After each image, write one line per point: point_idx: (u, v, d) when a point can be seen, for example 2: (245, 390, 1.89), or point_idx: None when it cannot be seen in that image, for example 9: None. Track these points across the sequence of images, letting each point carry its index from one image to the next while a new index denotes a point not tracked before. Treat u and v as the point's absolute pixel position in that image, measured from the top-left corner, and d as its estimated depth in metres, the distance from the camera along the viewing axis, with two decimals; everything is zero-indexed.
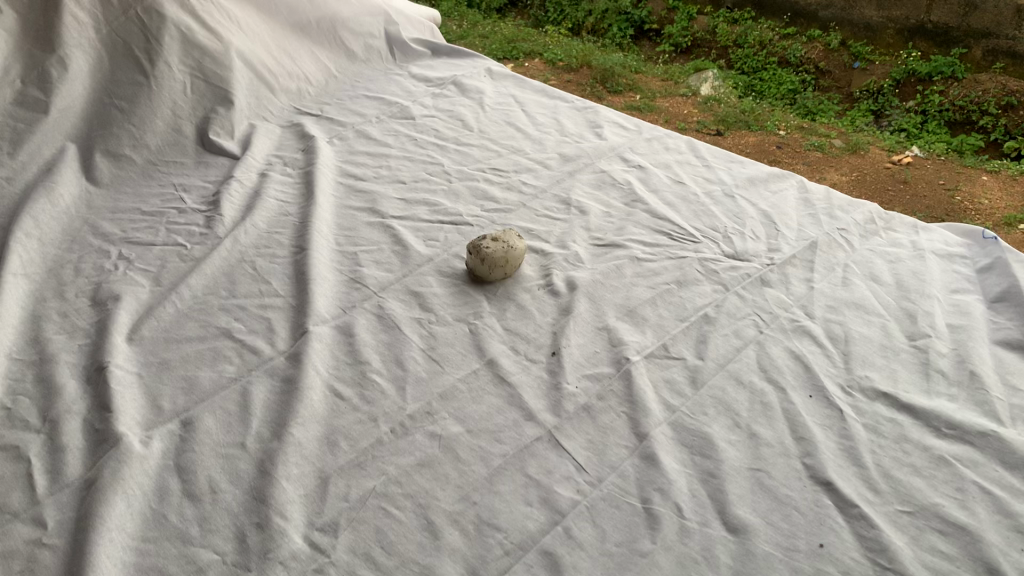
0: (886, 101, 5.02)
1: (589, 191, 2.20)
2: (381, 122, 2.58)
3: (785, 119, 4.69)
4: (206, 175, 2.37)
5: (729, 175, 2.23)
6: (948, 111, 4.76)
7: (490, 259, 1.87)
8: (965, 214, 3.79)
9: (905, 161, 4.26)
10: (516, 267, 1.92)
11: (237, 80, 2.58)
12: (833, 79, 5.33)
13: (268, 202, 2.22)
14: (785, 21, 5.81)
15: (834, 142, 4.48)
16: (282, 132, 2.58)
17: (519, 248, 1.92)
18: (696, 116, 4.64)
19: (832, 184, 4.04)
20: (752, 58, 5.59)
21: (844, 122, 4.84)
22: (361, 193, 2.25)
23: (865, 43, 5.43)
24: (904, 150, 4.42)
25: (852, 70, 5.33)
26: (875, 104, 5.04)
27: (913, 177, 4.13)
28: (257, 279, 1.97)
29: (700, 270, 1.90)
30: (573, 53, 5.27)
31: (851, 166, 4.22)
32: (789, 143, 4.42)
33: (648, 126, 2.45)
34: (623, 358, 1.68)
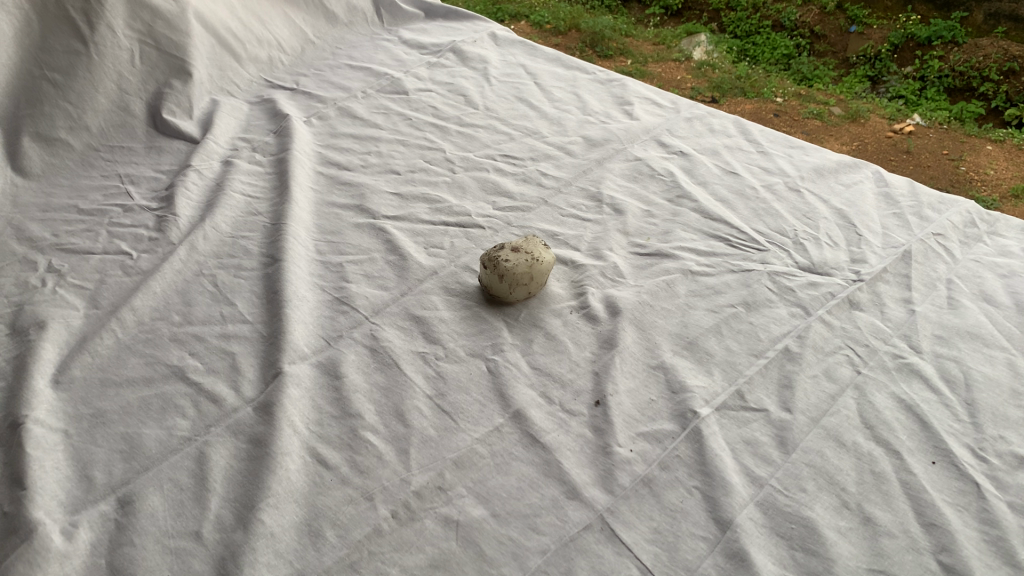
0: (883, 69, 4.09)
1: (623, 184, 1.81)
2: (367, 97, 2.17)
3: (782, 84, 4.07)
4: (158, 163, 1.97)
5: (790, 164, 1.85)
6: (948, 78, 3.90)
7: (511, 275, 1.49)
8: (968, 188, 3.29)
9: (908, 129, 3.67)
10: (542, 286, 1.54)
11: (196, 48, 2.16)
12: (829, 43, 4.32)
13: (233, 197, 1.82)
14: None
15: (832, 109, 3.86)
16: (250, 109, 2.17)
17: (547, 261, 1.54)
18: (691, 82, 4.13)
19: None
20: (744, 22, 4.59)
21: (838, 94, 4.00)
22: (347, 185, 1.86)
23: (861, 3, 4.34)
24: (905, 117, 3.77)
25: (848, 35, 4.28)
26: (871, 71, 4.10)
27: (916, 147, 3.57)
28: (219, 299, 1.58)
29: (772, 288, 1.53)
30: (562, 15, 4.80)
31: (850, 136, 3.65)
32: (786, 110, 3.84)
33: (687, 104, 2.07)
34: (689, 411, 1.31)
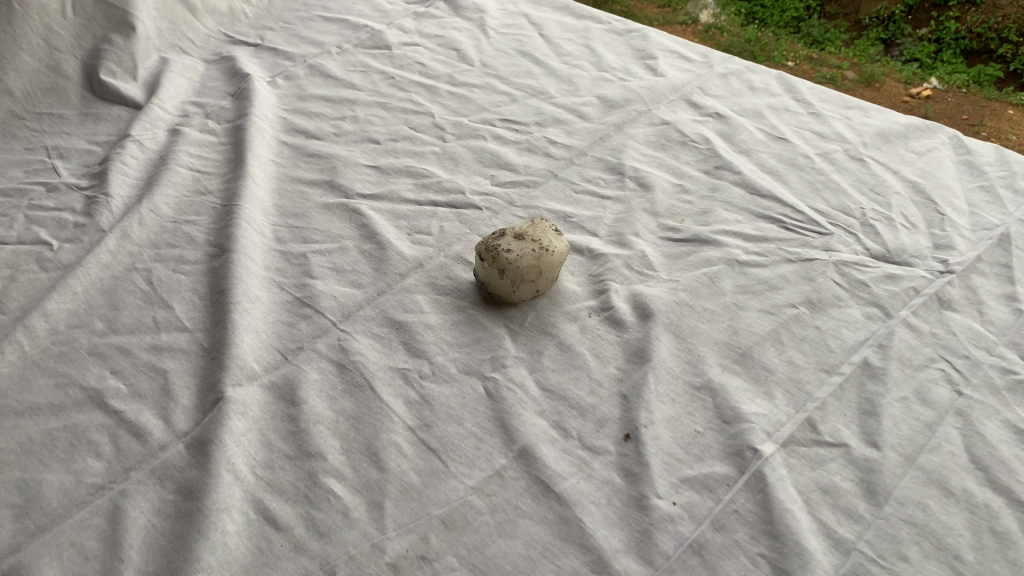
0: (896, 31, 3.36)
1: (648, 153, 1.50)
2: (342, 53, 1.85)
3: (792, 46, 3.36)
4: (93, 133, 1.65)
5: (851, 127, 1.53)
6: (965, 40, 3.19)
7: (515, 271, 1.19)
8: None
9: (925, 92, 2.98)
10: (552, 282, 1.24)
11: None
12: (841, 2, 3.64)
13: (179, 173, 1.51)
14: None
15: (845, 72, 3.18)
16: (206, 69, 1.84)
17: (561, 253, 1.23)
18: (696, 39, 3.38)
19: None
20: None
21: (850, 58, 3.28)
22: (317, 156, 1.55)
23: None
24: (921, 82, 3.06)
25: None
26: (884, 34, 3.38)
27: (936, 115, 2.87)
28: (153, 301, 1.28)
29: (840, 282, 1.23)
30: None
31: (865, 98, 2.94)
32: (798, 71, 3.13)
33: (720, 57, 1.75)
34: (748, 449, 1.01)
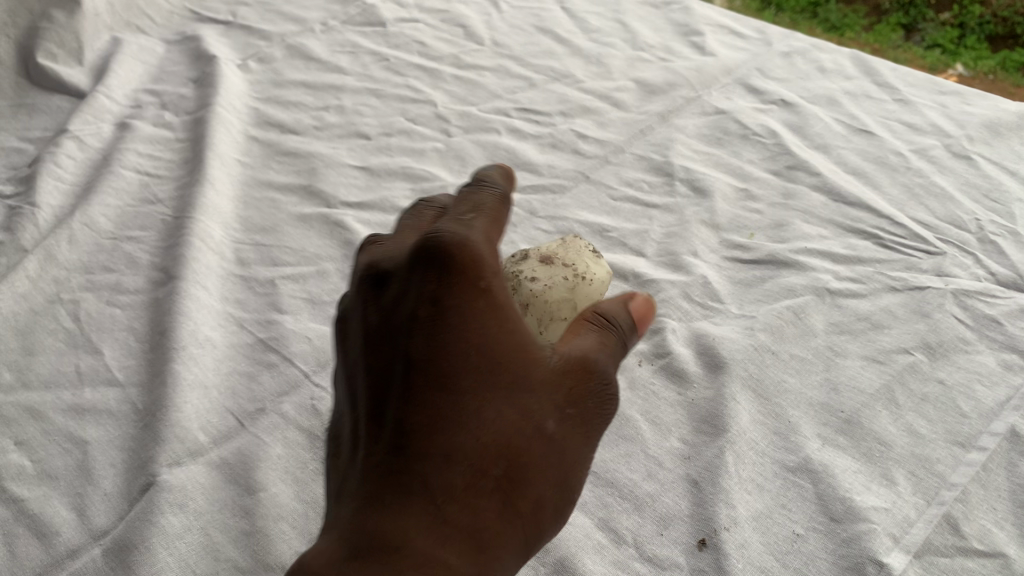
0: (919, 15, 2.70)
1: (702, 151, 1.22)
2: (328, 31, 1.56)
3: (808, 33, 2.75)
4: (27, 128, 1.37)
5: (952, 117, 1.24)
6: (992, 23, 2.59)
7: (544, 302, 0.90)
8: None
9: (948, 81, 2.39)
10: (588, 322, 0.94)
11: None
12: None
13: (124, 177, 1.23)
14: None
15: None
16: (166, 50, 1.56)
17: (600, 282, 0.94)
18: None
19: None
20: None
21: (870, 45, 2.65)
22: (294, 155, 1.27)
23: None
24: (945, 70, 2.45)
25: None
26: (905, 18, 2.72)
27: None
28: (79, 344, 1.00)
29: (963, 319, 0.95)
30: None
31: None
32: None
33: (780, 33, 1.46)
34: (872, 563, 0.73)
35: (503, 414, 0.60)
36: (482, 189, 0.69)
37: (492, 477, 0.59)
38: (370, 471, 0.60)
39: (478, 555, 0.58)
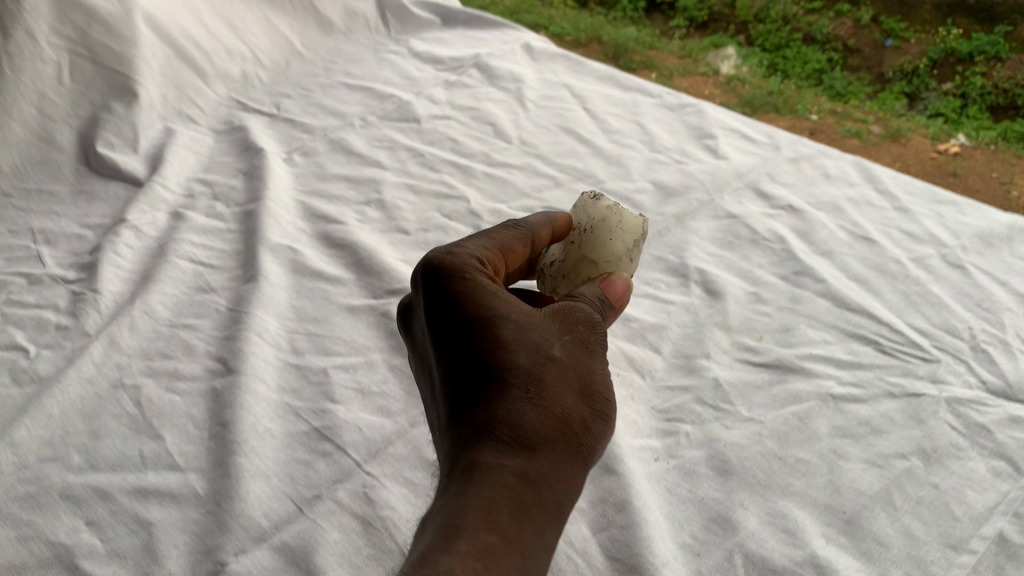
0: (920, 86, 3.24)
1: (716, 253, 1.32)
2: (367, 126, 1.69)
3: (817, 98, 3.20)
4: (86, 214, 1.48)
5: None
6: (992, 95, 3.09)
7: (559, 270, 1.01)
8: None
9: (952, 150, 2.79)
10: (613, 258, 0.99)
11: (147, 62, 1.65)
12: (863, 58, 3.45)
13: (179, 266, 1.33)
14: None
15: (869, 128, 2.96)
16: (215, 140, 1.67)
17: (601, 225, 1.00)
18: (717, 98, 3.10)
19: None
20: (774, 34, 3.64)
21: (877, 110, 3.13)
22: (338, 246, 1.38)
23: (898, 17, 3.49)
24: (949, 137, 2.90)
25: (884, 50, 3.43)
26: (908, 88, 3.25)
27: (964, 172, 2.69)
28: (142, 428, 1.09)
29: (956, 426, 1.03)
30: (579, 23, 3.75)
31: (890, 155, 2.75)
32: (819, 129, 2.90)
33: (788, 139, 1.57)
34: None
35: (519, 348, 0.78)
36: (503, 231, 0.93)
37: (526, 398, 0.76)
38: (443, 431, 0.80)
39: (535, 457, 0.74)
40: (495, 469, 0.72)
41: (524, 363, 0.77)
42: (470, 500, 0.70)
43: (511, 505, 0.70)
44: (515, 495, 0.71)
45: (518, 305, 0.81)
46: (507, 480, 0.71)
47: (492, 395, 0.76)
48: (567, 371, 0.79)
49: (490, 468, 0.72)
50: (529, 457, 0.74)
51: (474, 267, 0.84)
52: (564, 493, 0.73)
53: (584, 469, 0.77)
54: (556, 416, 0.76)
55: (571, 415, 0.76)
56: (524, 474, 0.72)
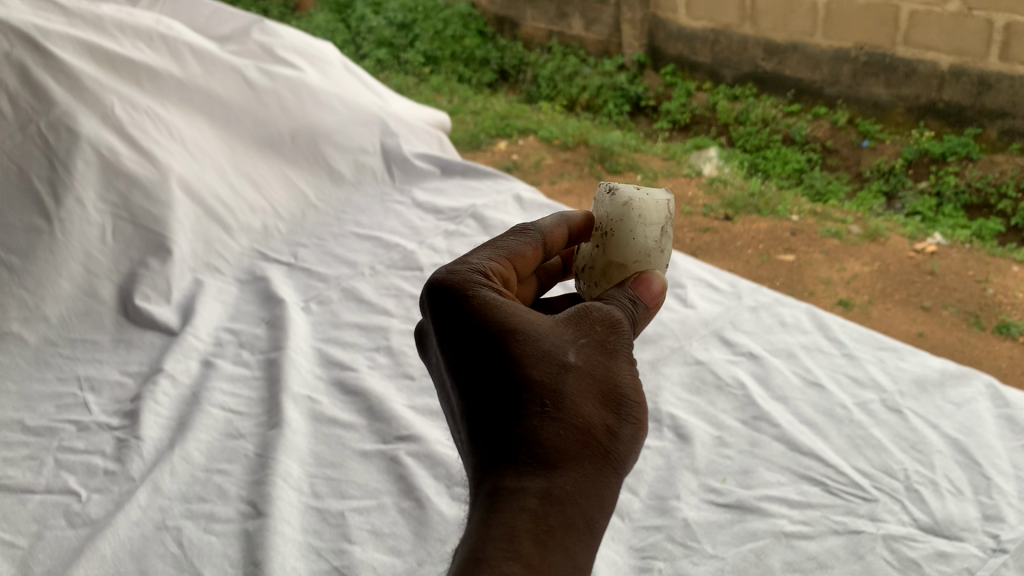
0: (897, 185, 3.62)
1: (686, 398, 1.50)
2: (375, 275, 1.89)
3: (797, 200, 3.48)
4: (125, 362, 1.65)
5: (875, 292, 2.81)
6: (966, 193, 3.44)
7: (595, 274, 1.22)
8: (1001, 307, 2.72)
9: (929, 249, 3.08)
10: (640, 255, 1.18)
11: (180, 221, 1.85)
12: (841, 158, 3.85)
13: (211, 413, 1.51)
14: (788, 98, 4.13)
15: (849, 227, 3.23)
16: (239, 290, 1.86)
17: (621, 222, 1.19)
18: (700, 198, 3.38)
19: (853, 276, 2.89)
20: (754, 136, 4.05)
21: (855, 211, 3.42)
22: (353, 392, 1.55)
23: (872, 118, 3.86)
24: (925, 236, 3.21)
25: (861, 150, 3.82)
26: (886, 187, 3.63)
27: (941, 269, 2.96)
28: (184, 568, 1.24)
29: (891, 561, 1.20)
30: (569, 128, 4.02)
31: (871, 254, 3.03)
32: (800, 230, 3.17)
33: (749, 288, 1.77)
34: None
35: (534, 366, 0.90)
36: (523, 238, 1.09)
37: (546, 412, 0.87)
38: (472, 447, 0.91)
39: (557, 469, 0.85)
40: (521, 488, 0.84)
41: (541, 381, 0.89)
42: (496, 525, 0.81)
43: (536, 523, 0.81)
44: (540, 515, 0.82)
45: (532, 323, 0.92)
46: (532, 497, 0.83)
47: (514, 417, 0.88)
48: (582, 379, 0.90)
49: (516, 489, 0.84)
50: (552, 472, 0.85)
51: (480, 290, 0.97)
52: (589, 502, 0.84)
53: (608, 468, 0.88)
54: (575, 427, 0.87)
55: (590, 423, 0.88)
56: (547, 489, 0.84)
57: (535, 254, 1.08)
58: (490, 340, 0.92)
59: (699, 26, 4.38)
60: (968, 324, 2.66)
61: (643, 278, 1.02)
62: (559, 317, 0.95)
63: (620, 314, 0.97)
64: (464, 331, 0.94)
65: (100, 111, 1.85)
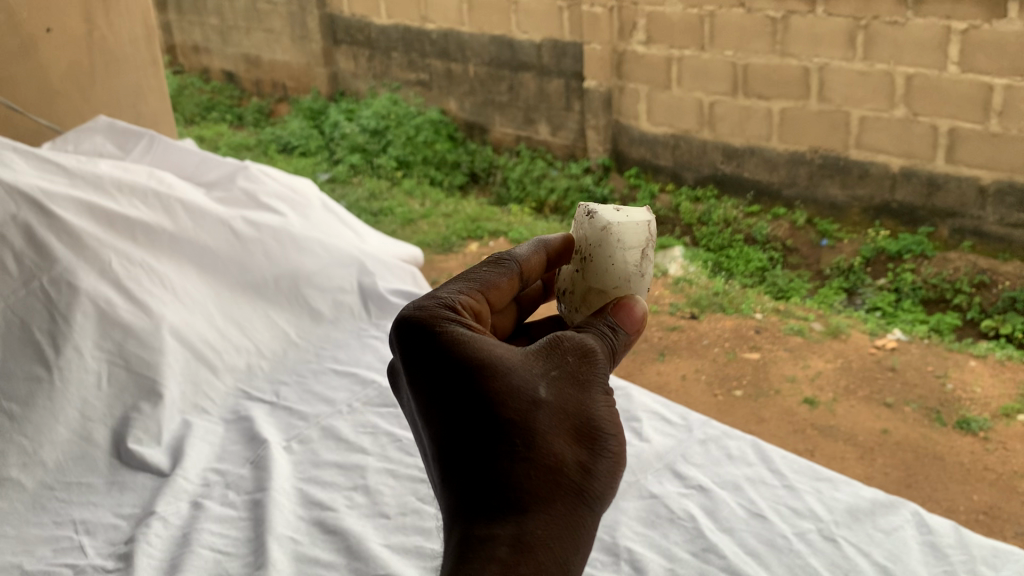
0: (857, 280, 4.40)
1: (641, 531, 1.64)
2: (353, 411, 2.02)
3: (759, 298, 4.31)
4: (118, 504, 1.76)
5: (839, 391, 3.55)
6: (922, 289, 4.25)
7: (582, 291, 1.50)
8: (959, 403, 3.44)
9: (890, 346, 3.87)
10: (618, 275, 1.47)
11: (170, 366, 1.98)
12: (801, 257, 4.67)
13: (200, 555, 1.62)
14: (748, 200, 5.07)
15: (812, 325, 4.05)
16: (225, 430, 1.98)
17: (603, 246, 1.48)
18: (667, 298, 4.25)
19: (817, 373, 3.66)
20: (718, 235, 4.88)
21: (817, 309, 4.22)
22: (332, 531, 1.67)
23: (829, 219, 4.80)
24: (885, 332, 3.99)
25: (820, 248, 4.68)
26: (847, 284, 4.39)
27: (901, 365, 3.74)
28: None
29: None
30: (541, 231, 4.28)
31: (833, 352, 3.83)
32: (765, 328, 4.01)
33: (699, 420, 1.93)
34: None
35: (509, 410, 1.12)
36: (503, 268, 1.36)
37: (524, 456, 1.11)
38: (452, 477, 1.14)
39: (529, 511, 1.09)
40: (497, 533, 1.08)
41: (520, 423, 1.11)
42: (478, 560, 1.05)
43: (506, 568, 1.05)
44: (512, 557, 1.05)
45: (513, 366, 1.14)
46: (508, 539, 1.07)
47: (492, 459, 1.11)
48: (553, 419, 1.13)
49: (489, 532, 1.08)
50: (524, 514, 1.09)
51: (455, 325, 1.20)
52: (556, 531, 1.09)
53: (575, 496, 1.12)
54: (549, 464, 1.11)
55: (561, 461, 1.11)
56: (520, 530, 1.08)
57: (510, 283, 1.36)
58: (470, 384, 1.13)
59: (660, 135, 5.41)
60: (930, 416, 3.39)
61: (625, 306, 1.26)
62: (537, 356, 1.17)
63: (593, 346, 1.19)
64: (445, 370, 1.16)
65: (99, 266, 2.02)
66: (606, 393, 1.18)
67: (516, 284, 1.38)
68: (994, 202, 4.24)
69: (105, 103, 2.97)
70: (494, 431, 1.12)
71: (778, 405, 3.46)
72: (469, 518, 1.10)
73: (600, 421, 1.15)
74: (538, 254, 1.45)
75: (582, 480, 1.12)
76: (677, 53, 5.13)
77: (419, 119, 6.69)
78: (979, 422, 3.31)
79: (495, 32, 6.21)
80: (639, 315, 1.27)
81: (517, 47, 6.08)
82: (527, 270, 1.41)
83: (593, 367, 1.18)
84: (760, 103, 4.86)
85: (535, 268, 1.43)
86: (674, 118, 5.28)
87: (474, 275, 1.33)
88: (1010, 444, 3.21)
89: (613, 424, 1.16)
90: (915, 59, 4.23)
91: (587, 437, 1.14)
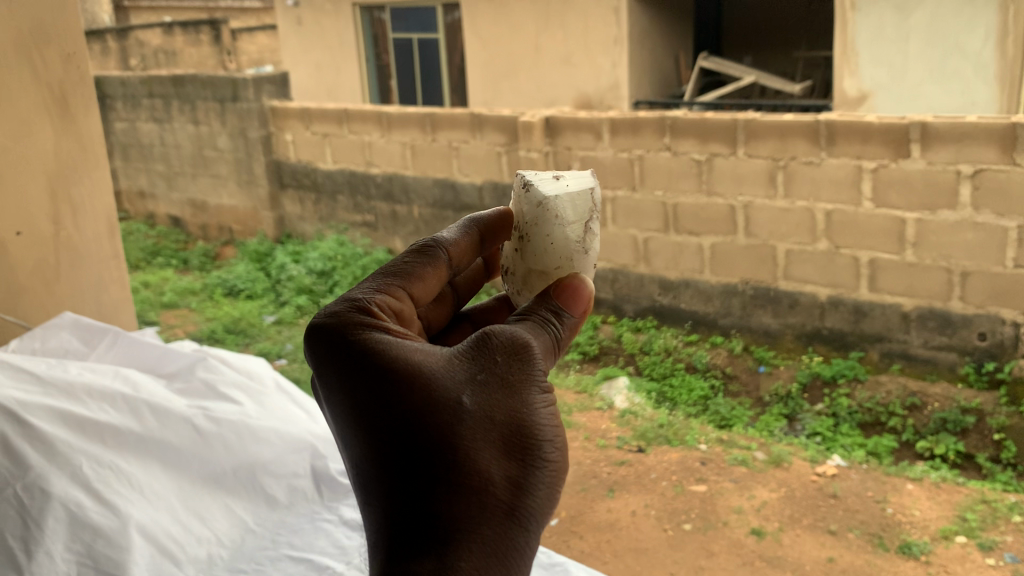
0: (796, 407, 4.70)
1: None
2: None
3: (703, 429, 4.57)
4: None
5: (784, 519, 3.75)
6: (858, 413, 4.56)
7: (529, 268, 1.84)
8: (900, 527, 3.68)
9: (830, 473, 4.12)
10: (557, 248, 1.80)
11: (137, 562, 2.06)
12: (741, 383, 5.00)
13: None
14: (686, 328, 5.49)
15: (754, 454, 4.29)
16: None
17: (542, 224, 1.82)
18: (615, 431, 4.52)
19: (765, 503, 3.87)
20: (659, 365, 5.20)
21: (759, 436, 4.48)
22: None
23: (765, 346, 5.19)
24: (825, 458, 4.26)
25: (758, 374, 5.03)
26: (786, 409, 4.70)
27: (842, 491, 3.98)
28: None
29: None
30: None
31: (778, 479, 4.07)
32: (710, 459, 4.24)
33: None
34: None
35: (437, 426, 1.29)
36: (425, 263, 1.59)
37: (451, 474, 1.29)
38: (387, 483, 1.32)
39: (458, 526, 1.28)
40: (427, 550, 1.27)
41: (449, 440, 1.29)
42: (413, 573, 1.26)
43: None
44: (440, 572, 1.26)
45: (439, 383, 1.31)
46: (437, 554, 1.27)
47: (424, 479, 1.29)
48: (480, 432, 1.30)
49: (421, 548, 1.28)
50: (453, 530, 1.28)
51: (379, 335, 1.38)
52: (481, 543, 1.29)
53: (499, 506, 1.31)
54: (473, 480, 1.29)
55: (485, 476, 1.30)
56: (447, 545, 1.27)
57: (434, 273, 1.60)
58: (400, 402, 1.30)
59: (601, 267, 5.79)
60: (873, 539, 3.62)
61: (565, 292, 1.48)
62: (467, 367, 1.33)
63: (522, 346, 1.36)
64: (376, 385, 1.32)
65: (71, 471, 2.16)
66: (537, 390, 1.35)
67: (445, 269, 1.63)
68: (916, 326, 4.66)
69: (67, 295, 3.14)
70: (426, 450, 1.29)
71: (727, 538, 3.63)
72: (401, 544, 1.30)
73: (529, 426, 1.33)
74: (466, 237, 1.72)
75: (505, 488, 1.31)
76: (611, 193, 5.61)
77: (366, 259, 6.98)
78: (914, 544, 3.54)
79: (438, 176, 6.61)
80: (582, 297, 1.49)
81: (460, 189, 6.47)
82: (456, 254, 1.67)
83: (522, 366, 1.34)
84: (692, 238, 5.35)
85: (464, 249, 1.70)
86: (613, 254, 5.70)
87: (403, 270, 1.56)
88: (950, 567, 3.40)
89: (541, 426, 1.34)
90: (834, 195, 4.75)
91: (510, 447, 1.32)
